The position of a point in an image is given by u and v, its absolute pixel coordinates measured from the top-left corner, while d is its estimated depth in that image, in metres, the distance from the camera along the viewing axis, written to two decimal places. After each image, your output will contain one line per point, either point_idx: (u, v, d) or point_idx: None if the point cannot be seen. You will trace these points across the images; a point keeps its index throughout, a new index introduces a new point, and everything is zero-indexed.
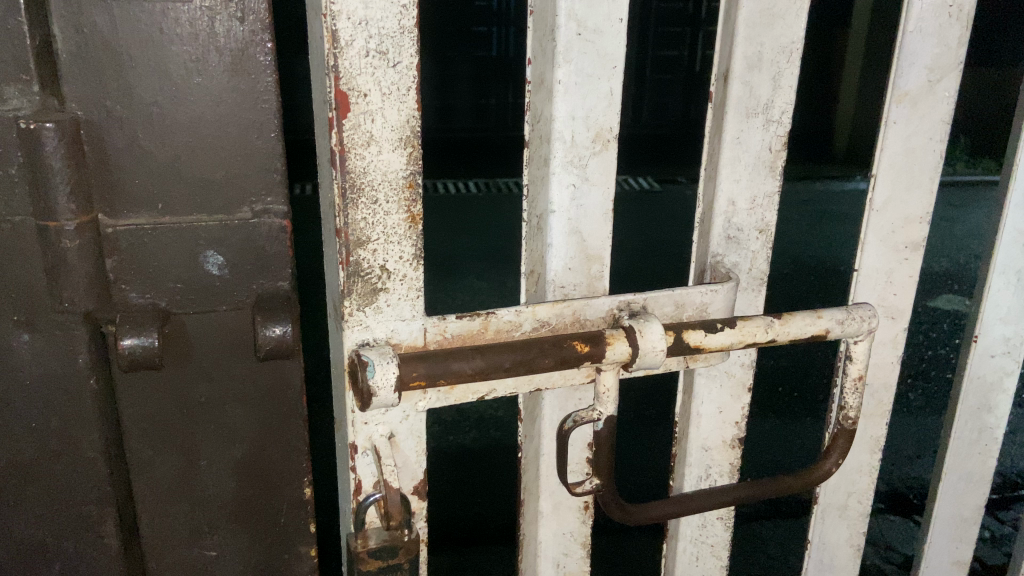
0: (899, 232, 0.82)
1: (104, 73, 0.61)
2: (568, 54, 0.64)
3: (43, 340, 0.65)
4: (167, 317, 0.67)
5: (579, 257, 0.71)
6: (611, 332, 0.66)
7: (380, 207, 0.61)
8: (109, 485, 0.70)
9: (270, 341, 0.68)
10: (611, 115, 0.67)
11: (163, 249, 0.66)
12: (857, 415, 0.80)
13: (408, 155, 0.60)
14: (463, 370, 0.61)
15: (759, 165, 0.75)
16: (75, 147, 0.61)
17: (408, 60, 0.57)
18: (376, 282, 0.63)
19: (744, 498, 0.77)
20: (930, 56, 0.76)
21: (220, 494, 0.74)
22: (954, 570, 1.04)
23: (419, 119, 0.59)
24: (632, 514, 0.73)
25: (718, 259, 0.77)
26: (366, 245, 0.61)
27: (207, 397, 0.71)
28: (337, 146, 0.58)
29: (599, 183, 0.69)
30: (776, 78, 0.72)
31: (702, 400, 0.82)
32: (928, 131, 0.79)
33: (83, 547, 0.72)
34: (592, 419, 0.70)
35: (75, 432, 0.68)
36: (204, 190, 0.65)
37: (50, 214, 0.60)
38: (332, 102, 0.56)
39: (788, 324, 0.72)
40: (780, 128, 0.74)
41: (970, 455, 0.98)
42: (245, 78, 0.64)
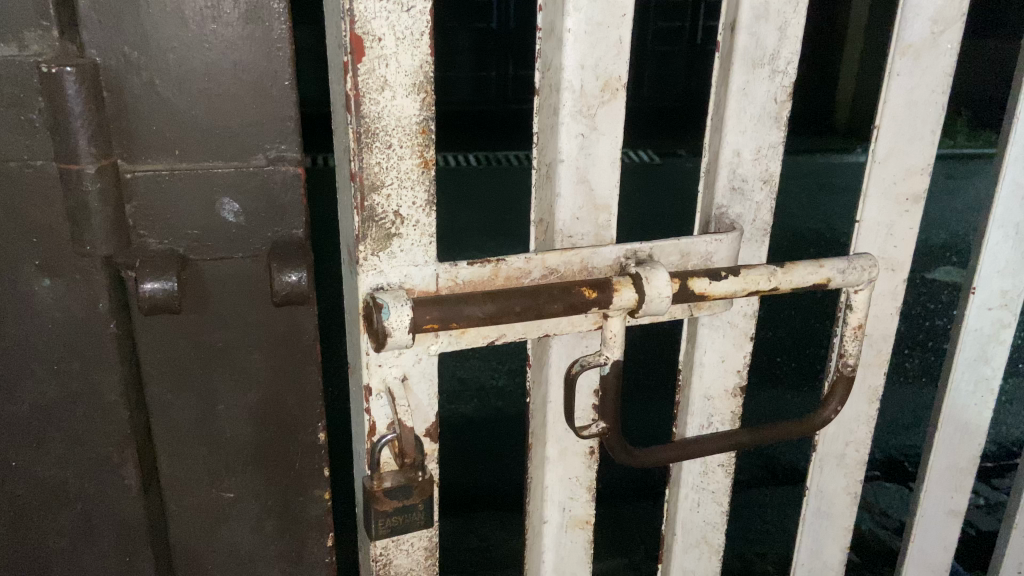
0: (900, 184, 0.83)
1: (120, 20, 0.62)
2: (578, 2, 0.65)
3: (65, 284, 0.67)
4: (185, 263, 0.69)
5: (587, 207, 0.73)
6: (618, 278, 0.68)
7: (393, 152, 0.62)
8: (129, 428, 0.72)
9: (286, 287, 0.69)
10: (620, 64, 0.68)
11: (180, 196, 0.67)
12: (856, 362, 0.82)
13: (421, 100, 0.61)
14: (475, 314, 0.63)
15: (764, 116, 0.76)
16: (95, 91, 0.62)
17: (421, 5, 0.58)
18: (390, 227, 0.64)
19: (745, 443, 0.80)
20: (933, 8, 0.77)
21: (236, 438, 0.76)
22: (950, 519, 1.07)
23: (432, 65, 0.60)
24: (638, 457, 0.75)
25: (722, 211, 0.79)
26: (380, 190, 0.63)
27: (224, 341, 0.73)
28: (352, 91, 0.59)
29: (608, 132, 0.71)
30: (782, 28, 0.73)
31: (705, 349, 0.84)
32: (931, 84, 0.80)
33: (104, 488, 0.74)
34: (599, 363, 0.71)
35: (96, 375, 0.70)
36: (220, 137, 0.67)
37: (71, 157, 0.61)
38: (347, 44, 0.57)
39: (790, 273, 0.74)
40: (785, 78, 0.75)
41: (966, 405, 1.00)
42: (260, 25, 0.65)
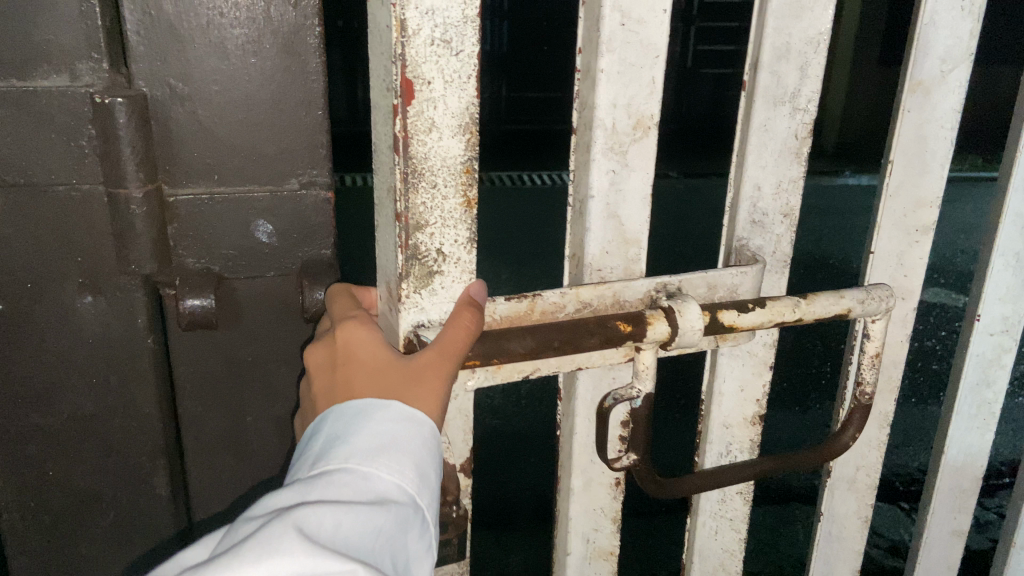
0: (910, 215, 0.88)
1: (166, 54, 0.66)
2: (611, 43, 0.69)
3: (106, 301, 0.71)
4: (221, 281, 0.73)
5: (617, 241, 0.77)
6: (652, 313, 0.72)
7: (438, 191, 0.66)
8: (162, 439, 0.76)
9: (316, 304, 0.73)
10: (650, 104, 0.73)
11: (218, 218, 0.71)
12: (873, 392, 0.85)
13: (466, 141, 0.65)
14: (516, 350, 0.67)
15: (785, 152, 0.81)
16: (143, 120, 0.65)
17: (469, 49, 0.62)
18: (432, 264, 0.68)
19: (765, 471, 0.83)
20: (942, 48, 0.82)
21: (263, 449, 0.80)
22: (954, 540, 1.11)
23: (477, 108, 0.65)
24: (665, 488, 0.78)
25: (743, 243, 0.84)
26: (425, 228, 0.66)
27: (254, 356, 0.76)
28: (400, 132, 0.63)
29: (639, 168, 0.75)
30: (803, 68, 0.78)
31: (724, 377, 0.88)
32: (940, 120, 0.85)
33: (135, 496, 0.77)
34: (631, 397, 0.75)
35: (132, 389, 0.74)
36: (257, 163, 0.71)
37: (120, 182, 0.65)
38: (396, 85, 0.61)
39: (813, 304, 0.78)
40: (805, 116, 0.80)
41: (970, 428, 1.04)
42: (296, 60, 0.69)
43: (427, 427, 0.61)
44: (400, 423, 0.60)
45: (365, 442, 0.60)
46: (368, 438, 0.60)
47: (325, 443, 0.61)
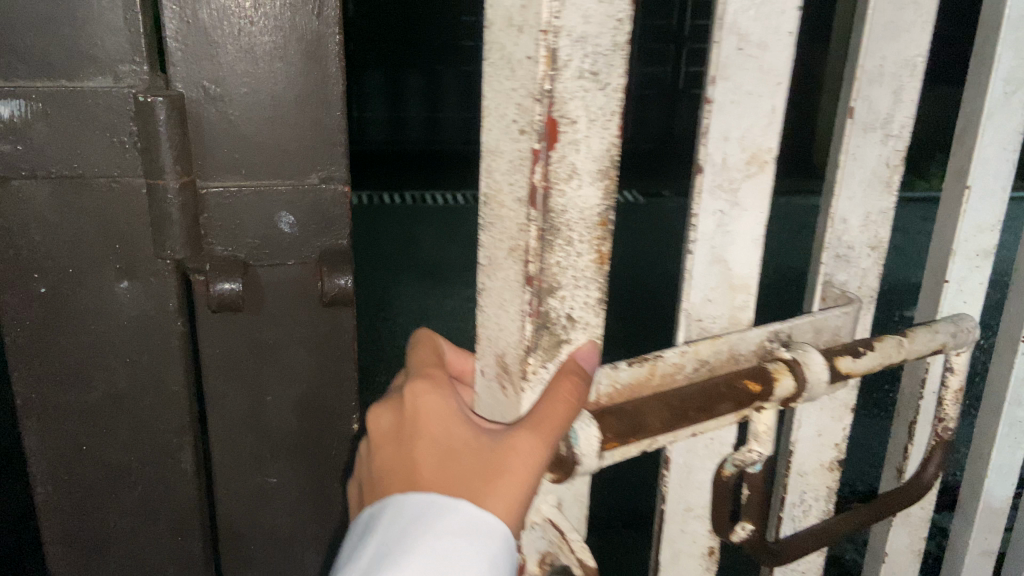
0: (974, 239, 1.04)
1: (202, 58, 0.73)
2: (729, 68, 0.72)
3: (140, 286, 0.77)
4: (246, 268, 0.79)
5: (724, 288, 0.82)
6: (776, 368, 0.77)
7: (573, 248, 0.65)
8: (189, 416, 0.81)
9: (336, 289, 0.81)
10: (768, 137, 0.77)
11: (245, 209, 0.78)
12: (953, 424, 1.02)
13: (604, 187, 0.65)
14: (655, 425, 0.68)
15: (874, 180, 0.92)
16: (179, 118, 0.72)
17: (615, 81, 0.62)
18: (561, 333, 0.67)
19: (870, 516, 0.95)
20: (1010, 76, 0.96)
21: (282, 427, 0.86)
22: (985, 558, 1.29)
23: (617, 146, 0.64)
24: (776, 554, 0.87)
25: (829, 278, 0.95)
26: (556, 292, 0.65)
27: (275, 339, 0.82)
28: (542, 180, 0.60)
29: (749, 207, 0.80)
30: (897, 92, 0.89)
31: (805, 428, 0.99)
32: (1006, 143, 1.00)
33: (163, 471, 0.82)
34: (750, 459, 0.82)
35: (160, 368, 0.79)
36: (280, 158, 0.77)
37: (158, 175, 0.72)
38: (540, 123, 0.58)
39: (914, 342, 0.91)
40: (895, 143, 0.91)
41: (1007, 449, 1.22)
42: (317, 64, 0.75)
43: (498, 534, 0.60)
44: (458, 537, 0.59)
45: (424, 556, 0.60)
46: (430, 551, 0.60)
47: (375, 556, 0.62)
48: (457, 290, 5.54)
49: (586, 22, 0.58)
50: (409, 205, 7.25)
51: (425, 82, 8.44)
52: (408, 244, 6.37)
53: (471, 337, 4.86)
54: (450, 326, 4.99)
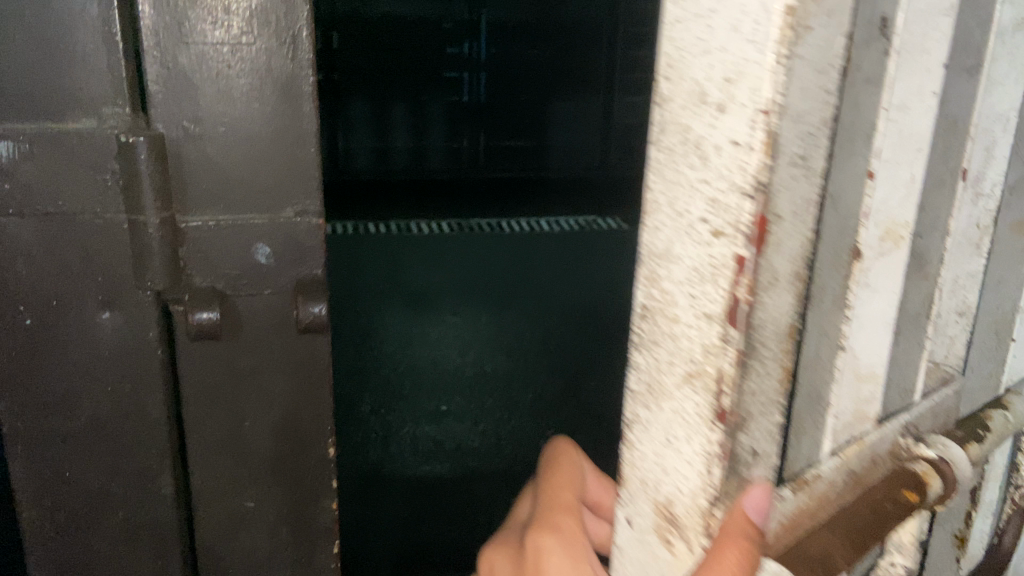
0: None
1: (180, 99, 0.79)
2: (889, 135, 0.71)
3: (121, 316, 0.84)
4: (224, 298, 0.86)
5: (859, 378, 0.80)
6: (924, 471, 0.87)
7: (765, 368, 0.64)
8: (167, 436, 0.89)
9: (312, 317, 0.88)
10: (906, 205, 0.76)
11: (222, 243, 0.84)
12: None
13: (798, 299, 0.64)
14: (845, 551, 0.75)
15: (970, 238, 0.97)
16: (160, 156, 0.79)
17: (817, 167, 0.61)
18: (747, 462, 0.67)
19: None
20: None
21: (259, 450, 0.93)
22: None
23: (809, 252, 0.63)
24: None
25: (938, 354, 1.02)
26: (746, 417, 0.65)
27: (253, 366, 0.90)
28: (746, 299, 0.60)
29: (887, 288, 0.79)
30: (992, 147, 0.96)
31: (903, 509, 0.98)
32: None
33: (142, 488, 0.90)
34: None
35: (140, 394, 0.87)
36: (258, 194, 0.84)
37: (139, 210, 0.79)
38: (748, 222, 0.58)
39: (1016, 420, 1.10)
40: (986, 201, 0.98)
41: None
42: (293, 101, 0.82)
43: None
44: None
45: None
46: None
47: None
48: (443, 319, 5.56)
49: (800, 112, 0.57)
50: (394, 235, 7.30)
51: (410, 111, 8.49)
52: (393, 272, 6.41)
53: (456, 364, 4.89)
54: (436, 356, 5.01)
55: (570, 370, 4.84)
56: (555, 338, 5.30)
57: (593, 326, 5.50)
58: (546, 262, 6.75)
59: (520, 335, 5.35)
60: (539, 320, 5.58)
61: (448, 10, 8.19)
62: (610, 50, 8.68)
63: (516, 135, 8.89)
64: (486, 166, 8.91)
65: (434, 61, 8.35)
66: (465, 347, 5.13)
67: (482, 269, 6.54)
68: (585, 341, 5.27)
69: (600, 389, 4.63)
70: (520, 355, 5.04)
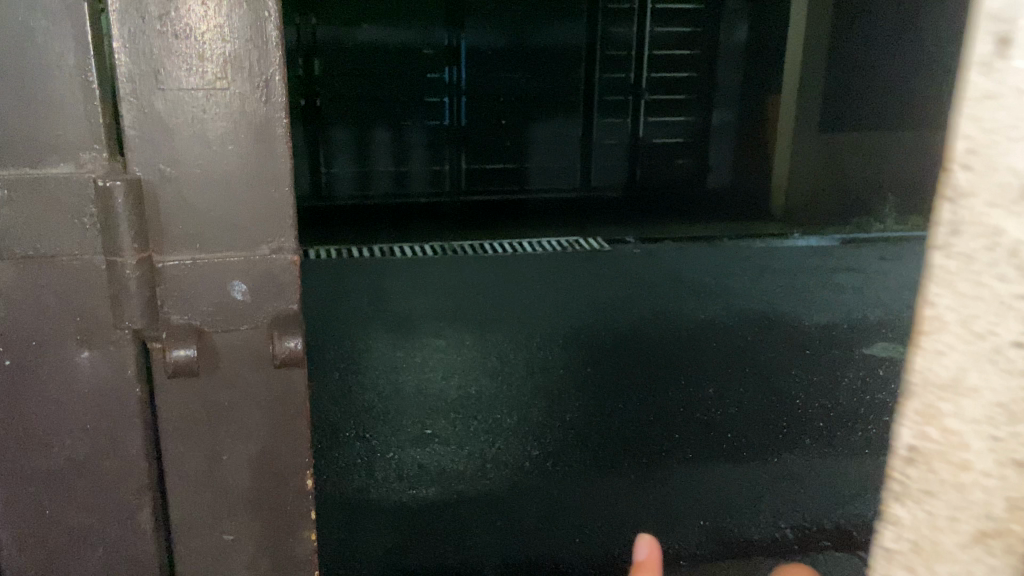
0: None
1: (158, 145, 0.97)
2: None
3: (98, 353, 1.01)
4: (201, 334, 1.03)
5: None
6: None
7: None
8: (143, 459, 1.06)
9: (285, 351, 1.06)
10: None
11: (199, 280, 1.01)
12: None
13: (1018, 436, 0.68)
14: None
15: None
16: (136, 199, 0.96)
17: None
18: None
19: None
20: None
21: (236, 481, 1.11)
22: None
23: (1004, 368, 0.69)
24: None
25: None
26: None
27: (230, 400, 1.07)
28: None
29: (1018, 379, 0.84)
30: None
31: None
32: None
33: (121, 508, 1.07)
34: None
35: (119, 425, 1.04)
36: (235, 232, 1.01)
37: (116, 252, 0.96)
38: None
39: None
40: None
41: None
42: (266, 143, 1.00)
43: None
44: None
45: None
46: None
47: None
48: (428, 342, 5.59)
49: None
50: (378, 258, 7.32)
51: (392, 136, 8.63)
52: (377, 294, 6.46)
53: (441, 387, 4.90)
54: (422, 378, 5.02)
55: (556, 392, 4.85)
56: (539, 359, 5.33)
57: (578, 348, 5.53)
58: (530, 284, 6.77)
59: (506, 357, 5.35)
60: (524, 342, 5.61)
61: (429, 36, 8.34)
62: (590, 73, 8.81)
63: (498, 158, 8.95)
64: (469, 189, 8.89)
65: (415, 86, 8.50)
66: (451, 370, 5.15)
67: (467, 291, 6.59)
68: (570, 362, 5.29)
69: (586, 411, 4.63)
70: (506, 377, 5.06)
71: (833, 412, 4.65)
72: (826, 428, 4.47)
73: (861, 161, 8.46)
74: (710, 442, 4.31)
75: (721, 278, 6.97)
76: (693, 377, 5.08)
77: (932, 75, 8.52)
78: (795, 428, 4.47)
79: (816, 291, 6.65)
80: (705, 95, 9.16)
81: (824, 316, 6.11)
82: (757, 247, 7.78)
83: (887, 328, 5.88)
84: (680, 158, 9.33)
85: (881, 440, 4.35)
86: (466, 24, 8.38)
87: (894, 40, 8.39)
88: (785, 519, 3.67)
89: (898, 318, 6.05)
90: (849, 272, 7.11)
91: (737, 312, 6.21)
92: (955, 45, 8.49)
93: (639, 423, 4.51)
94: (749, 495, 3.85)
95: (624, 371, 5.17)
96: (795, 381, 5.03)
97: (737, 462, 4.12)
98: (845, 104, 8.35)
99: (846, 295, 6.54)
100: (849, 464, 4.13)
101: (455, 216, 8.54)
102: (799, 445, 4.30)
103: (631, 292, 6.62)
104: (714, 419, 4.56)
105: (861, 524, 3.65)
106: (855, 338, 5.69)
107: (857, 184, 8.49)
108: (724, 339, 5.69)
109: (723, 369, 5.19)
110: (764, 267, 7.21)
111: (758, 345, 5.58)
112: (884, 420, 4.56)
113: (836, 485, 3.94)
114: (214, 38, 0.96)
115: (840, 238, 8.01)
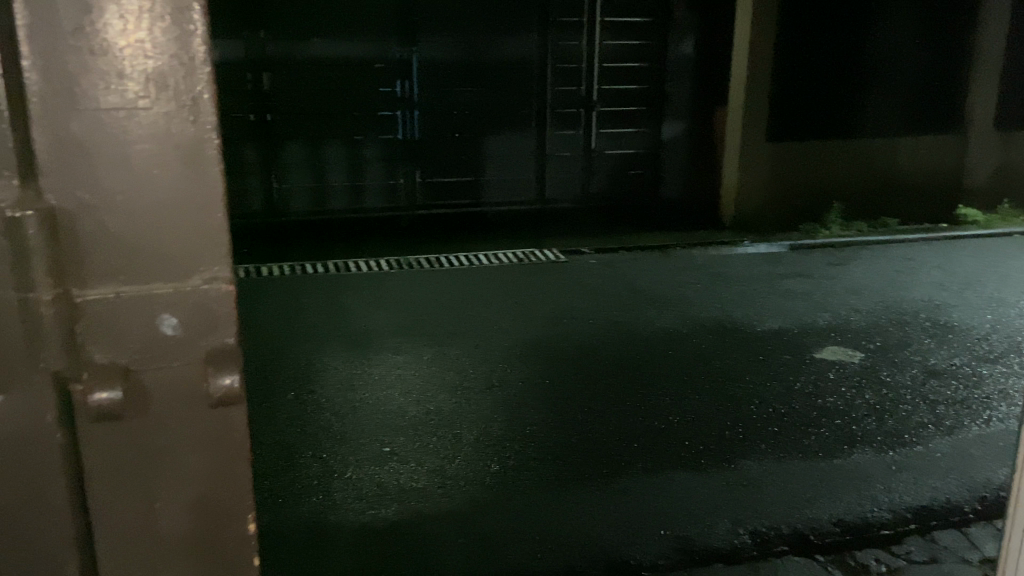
0: None
1: (76, 170, 0.94)
2: None
3: (12, 398, 0.95)
4: (128, 373, 0.99)
5: None
6: None
7: None
8: (68, 506, 1.01)
9: (223, 388, 1.05)
10: None
11: (124, 316, 0.98)
12: None
13: None
14: None
15: None
16: (52, 229, 0.93)
17: None
18: None
19: None
20: None
21: (171, 527, 1.07)
22: None
23: None
24: None
25: None
26: None
27: (165, 443, 1.03)
28: None
29: None
30: None
31: None
32: None
33: (45, 558, 1.02)
34: None
35: (40, 471, 0.98)
36: (164, 261, 0.98)
37: (31, 290, 0.92)
38: None
39: None
40: None
41: None
42: (195, 165, 0.98)
43: None
44: None
45: None
46: None
47: None
48: (386, 358, 5.49)
49: None
50: (333, 274, 7.19)
51: (346, 150, 8.53)
52: (333, 311, 6.36)
53: (398, 404, 4.82)
54: (380, 396, 4.92)
55: (515, 406, 4.81)
56: (498, 373, 5.29)
57: (536, 360, 5.49)
58: (487, 296, 6.73)
59: (465, 372, 5.29)
60: (482, 355, 5.57)
61: (382, 51, 8.35)
62: (541, 86, 8.88)
63: (453, 171, 8.91)
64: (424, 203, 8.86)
65: (368, 101, 8.48)
66: (409, 386, 5.06)
67: (423, 305, 6.51)
68: (529, 375, 5.25)
69: (548, 424, 4.59)
70: (466, 391, 5.00)
71: (788, 416, 4.69)
72: (782, 433, 4.51)
73: (807, 167, 8.62)
74: (670, 451, 4.31)
75: (676, 286, 7.03)
76: (651, 386, 5.09)
77: (873, 83, 8.73)
78: (752, 433, 4.50)
79: (767, 297, 6.74)
80: (655, 107, 9.25)
81: (777, 321, 6.19)
82: (710, 255, 7.87)
83: (837, 332, 5.98)
84: (634, 168, 9.40)
85: (835, 442, 4.40)
86: (418, 38, 8.39)
87: (834, 50, 8.57)
88: (745, 525, 3.68)
89: (847, 322, 6.17)
90: (799, 277, 7.23)
91: (692, 320, 6.25)
92: (892, 55, 8.72)
93: (600, 433, 4.49)
94: (710, 502, 3.85)
95: (583, 382, 5.15)
96: (751, 387, 5.06)
97: (698, 470, 4.13)
98: (791, 113, 8.52)
99: (797, 301, 6.65)
100: (806, 467, 4.17)
101: (410, 229, 8.43)
102: (757, 450, 4.32)
103: (588, 303, 6.62)
104: (673, 427, 4.57)
105: (819, 528, 3.67)
106: (807, 342, 5.78)
107: (804, 190, 8.67)
108: (681, 347, 5.71)
109: (680, 377, 5.21)
110: (717, 275, 7.29)
111: (713, 352, 5.62)
112: (838, 423, 4.61)
113: (793, 489, 3.96)
114: (135, 55, 0.95)
115: (790, 244, 8.13)
